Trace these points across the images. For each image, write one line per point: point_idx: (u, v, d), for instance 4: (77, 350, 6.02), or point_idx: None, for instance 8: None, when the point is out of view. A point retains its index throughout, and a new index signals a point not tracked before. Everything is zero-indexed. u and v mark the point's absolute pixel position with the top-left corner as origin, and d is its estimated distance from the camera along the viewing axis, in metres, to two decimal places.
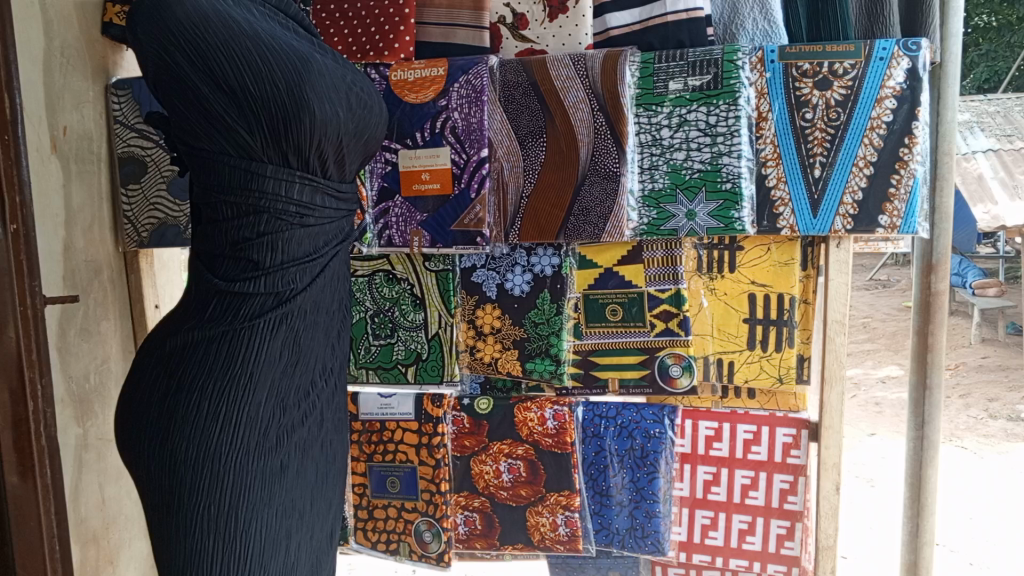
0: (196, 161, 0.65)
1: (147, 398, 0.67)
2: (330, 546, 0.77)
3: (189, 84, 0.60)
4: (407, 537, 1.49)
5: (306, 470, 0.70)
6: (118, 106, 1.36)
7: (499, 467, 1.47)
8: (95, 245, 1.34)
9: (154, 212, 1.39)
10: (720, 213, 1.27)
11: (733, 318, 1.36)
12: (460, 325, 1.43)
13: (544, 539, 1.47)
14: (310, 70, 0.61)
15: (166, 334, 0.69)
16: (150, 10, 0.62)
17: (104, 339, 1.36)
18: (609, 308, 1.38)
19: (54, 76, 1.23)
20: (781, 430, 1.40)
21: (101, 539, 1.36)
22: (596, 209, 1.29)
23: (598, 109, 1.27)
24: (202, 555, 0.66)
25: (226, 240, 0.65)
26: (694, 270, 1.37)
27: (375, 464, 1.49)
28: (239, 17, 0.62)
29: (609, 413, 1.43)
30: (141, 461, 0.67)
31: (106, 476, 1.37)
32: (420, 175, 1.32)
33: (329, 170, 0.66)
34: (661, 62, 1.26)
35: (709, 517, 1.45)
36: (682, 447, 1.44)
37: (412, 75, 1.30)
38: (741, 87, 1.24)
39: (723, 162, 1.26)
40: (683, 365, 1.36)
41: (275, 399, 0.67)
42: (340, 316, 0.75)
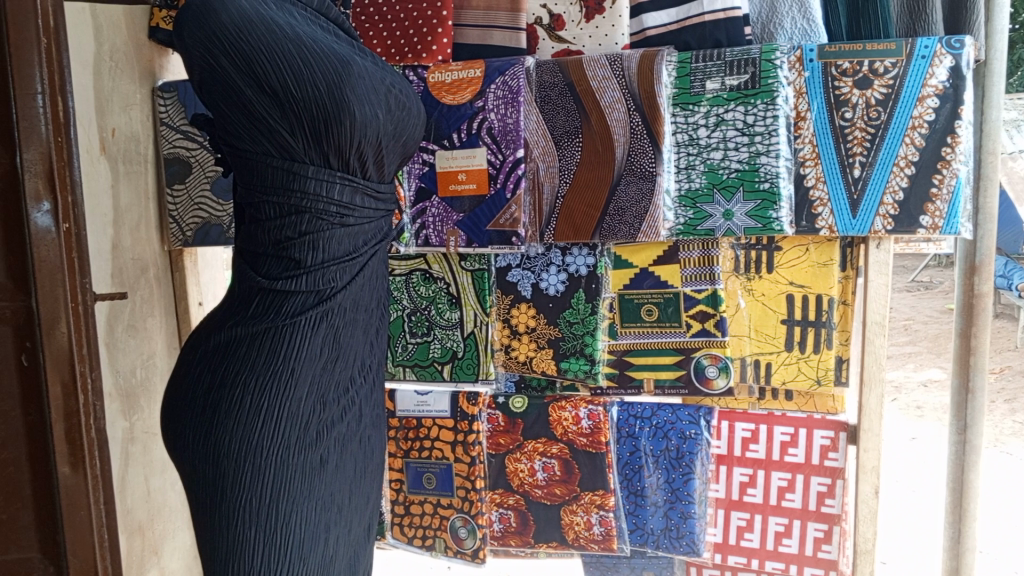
0: (240, 162, 0.66)
1: (192, 392, 0.69)
2: (367, 539, 0.78)
3: (234, 87, 0.62)
4: (443, 533, 1.50)
5: (345, 465, 0.71)
6: (164, 108, 1.39)
7: (533, 465, 1.48)
8: (142, 244, 1.38)
9: (199, 212, 1.41)
10: (758, 213, 1.26)
11: (770, 319, 1.36)
12: (495, 324, 1.44)
13: (578, 538, 1.48)
14: (350, 72, 0.63)
15: (211, 330, 0.71)
16: (194, 12, 0.63)
17: (149, 335, 1.40)
18: (645, 308, 1.38)
19: (103, 80, 1.27)
20: (819, 432, 1.39)
21: (146, 530, 1.40)
22: (632, 209, 1.29)
23: (634, 109, 1.27)
24: (245, 546, 0.67)
25: (268, 239, 0.67)
26: (732, 270, 1.36)
27: (411, 460, 1.51)
28: (282, 20, 0.63)
29: (644, 413, 1.44)
30: (186, 453, 0.69)
31: (151, 468, 1.42)
32: (457, 176, 1.33)
33: (368, 171, 0.67)
34: (698, 62, 1.26)
35: (745, 519, 1.44)
36: (718, 448, 1.44)
37: (449, 76, 1.31)
38: (779, 86, 1.23)
39: (760, 162, 1.25)
40: (720, 365, 1.36)
41: (315, 394, 0.68)
42: (379, 314, 0.76)
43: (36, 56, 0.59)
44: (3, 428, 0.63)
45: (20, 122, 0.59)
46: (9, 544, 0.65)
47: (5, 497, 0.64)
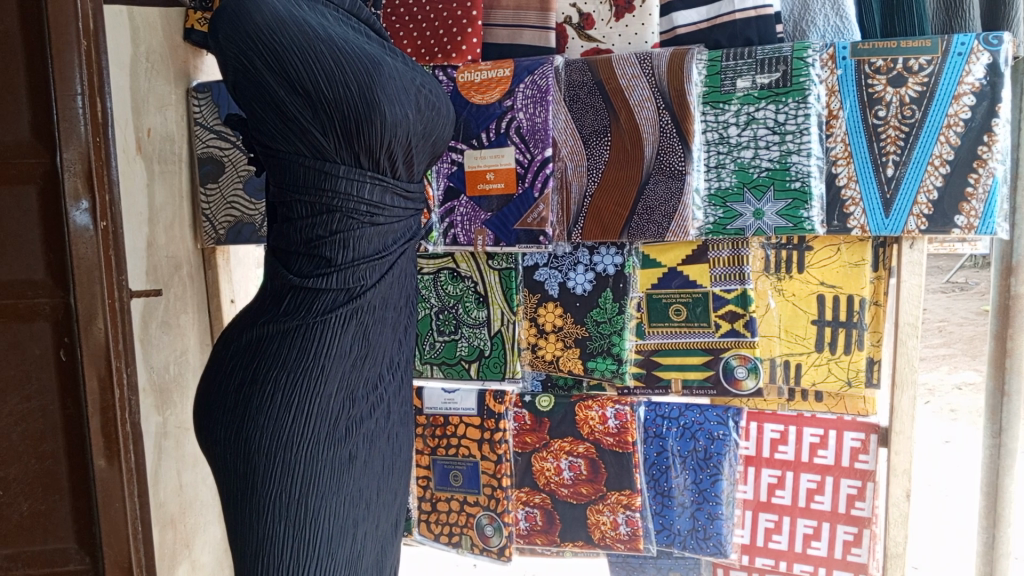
0: (273, 161, 0.67)
1: (225, 388, 0.70)
2: (394, 536, 0.79)
3: (267, 87, 0.63)
4: (469, 530, 1.52)
5: (373, 461, 0.72)
6: (198, 109, 1.42)
7: (559, 464, 1.48)
8: (176, 242, 1.40)
9: (231, 211, 1.44)
10: (788, 213, 1.25)
11: (800, 320, 1.34)
12: (523, 323, 1.44)
13: (604, 537, 1.48)
14: (381, 72, 0.63)
15: (243, 327, 0.72)
16: (229, 14, 0.64)
17: (182, 331, 1.43)
18: (673, 308, 1.37)
19: (139, 80, 1.29)
20: (849, 434, 1.37)
21: (178, 523, 1.42)
22: (660, 209, 1.29)
23: (663, 108, 1.26)
24: (274, 541, 0.68)
25: (300, 238, 0.68)
26: (762, 270, 1.35)
27: (438, 457, 1.52)
28: (314, 21, 0.64)
29: (672, 413, 1.43)
30: (218, 448, 0.70)
31: (184, 462, 1.44)
32: (485, 175, 1.34)
33: (398, 171, 0.68)
34: (728, 60, 1.25)
35: (773, 520, 1.44)
36: (747, 449, 1.43)
37: (478, 76, 1.31)
38: (811, 84, 1.22)
39: (791, 161, 1.25)
40: (750, 366, 1.34)
41: (345, 391, 0.69)
42: (408, 313, 0.77)
43: (75, 58, 0.60)
44: (43, 421, 0.65)
45: (60, 122, 0.60)
46: (47, 535, 0.66)
47: (45, 489, 0.66)
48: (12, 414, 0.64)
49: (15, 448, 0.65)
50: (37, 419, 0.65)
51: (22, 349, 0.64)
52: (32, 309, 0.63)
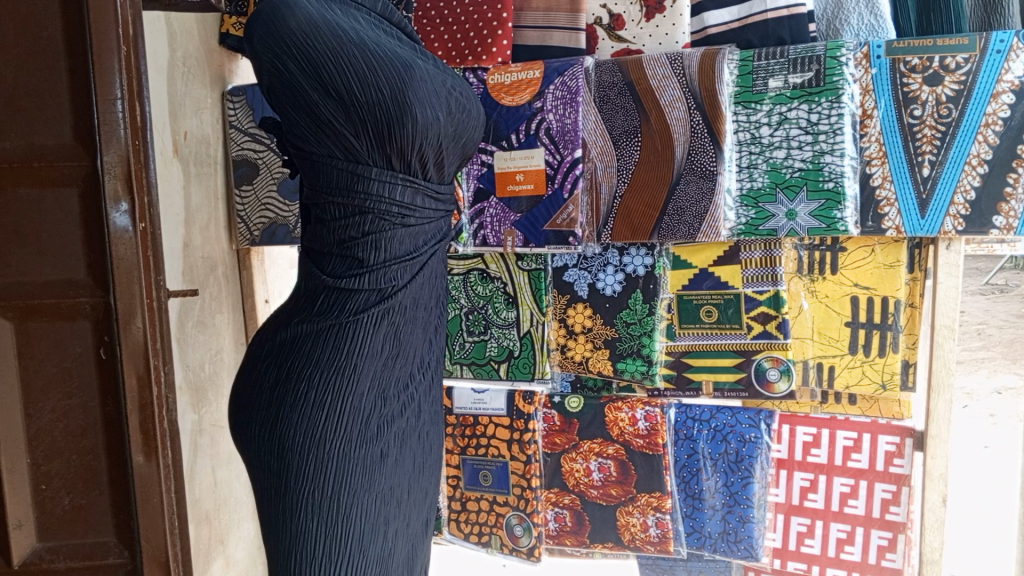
0: (307, 163, 0.68)
1: (259, 386, 0.71)
2: (424, 534, 0.80)
3: (301, 91, 0.64)
4: (498, 530, 1.53)
5: (404, 460, 0.73)
6: (233, 112, 1.45)
7: (589, 465, 1.48)
8: (211, 242, 1.43)
9: (266, 212, 1.46)
10: (822, 213, 1.23)
11: (833, 321, 1.33)
12: (552, 323, 1.43)
13: (634, 539, 1.47)
14: (412, 75, 0.64)
15: (278, 326, 0.73)
16: (265, 19, 0.65)
17: (217, 331, 1.45)
18: (704, 309, 1.36)
19: (176, 84, 1.31)
20: (884, 437, 1.36)
21: (213, 519, 1.45)
22: (691, 209, 1.28)
23: (694, 108, 1.26)
24: (307, 538, 0.69)
25: (334, 239, 0.69)
26: (794, 271, 1.34)
27: (468, 457, 1.53)
28: (347, 25, 0.65)
29: (703, 416, 1.43)
30: (253, 445, 0.72)
31: (218, 460, 1.47)
32: (515, 176, 1.34)
33: (428, 172, 0.68)
34: (760, 60, 1.24)
35: (806, 524, 1.42)
36: (779, 452, 1.42)
37: (508, 77, 1.32)
38: (845, 84, 1.20)
39: (824, 161, 1.23)
40: (782, 368, 1.33)
41: (377, 389, 0.70)
42: (438, 312, 0.78)
43: (116, 63, 0.61)
44: (83, 417, 0.67)
45: (101, 126, 0.62)
46: (87, 528, 0.68)
47: (85, 483, 0.67)
48: (53, 410, 0.66)
49: (57, 444, 0.67)
50: (78, 416, 0.66)
51: (63, 347, 0.66)
52: (74, 308, 0.65)
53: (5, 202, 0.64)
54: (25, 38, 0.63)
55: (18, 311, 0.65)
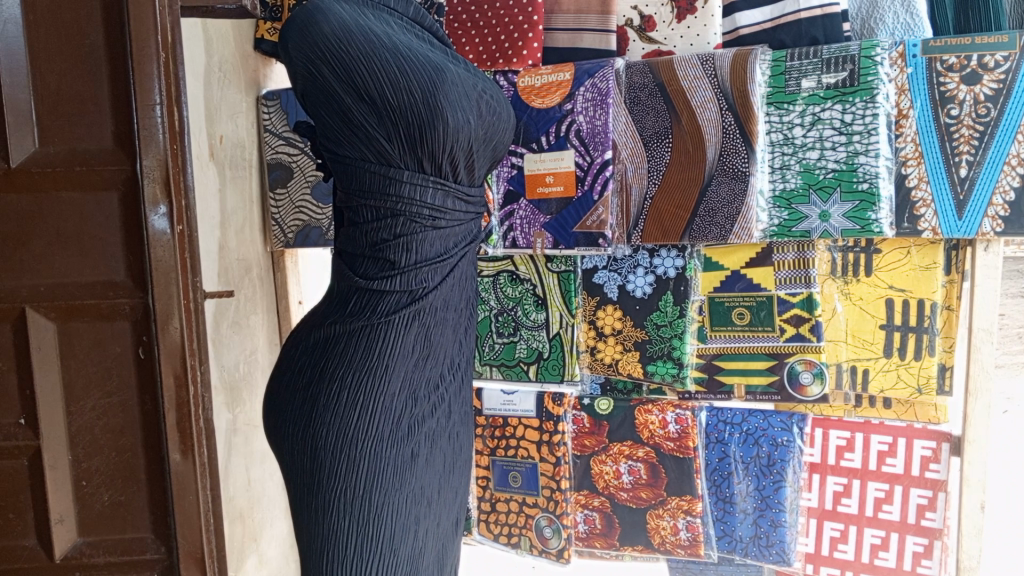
0: (340, 167, 0.69)
1: (293, 386, 0.73)
2: (454, 534, 0.80)
3: (335, 96, 0.64)
4: (528, 531, 1.54)
5: (435, 459, 0.73)
6: (268, 116, 1.48)
7: (619, 467, 1.48)
8: (246, 244, 1.45)
9: (300, 215, 1.49)
10: (856, 214, 1.22)
11: (867, 324, 1.31)
12: (582, 325, 1.43)
13: (664, 542, 1.47)
14: (443, 79, 0.64)
15: (311, 327, 0.74)
16: (299, 26, 0.66)
17: (252, 331, 1.48)
18: (736, 312, 1.35)
19: (213, 89, 1.33)
20: (919, 442, 1.34)
21: (247, 517, 1.46)
22: (723, 210, 1.27)
23: (726, 109, 1.25)
24: (339, 536, 0.70)
25: (366, 241, 0.69)
26: (828, 274, 1.31)
27: (498, 458, 1.54)
28: (379, 30, 0.65)
29: (735, 419, 1.41)
30: (287, 444, 0.73)
31: (251, 458, 1.49)
32: (544, 178, 1.35)
33: (459, 175, 0.69)
34: (793, 60, 1.23)
35: (839, 529, 1.41)
36: (811, 456, 1.41)
37: (539, 80, 1.33)
38: (879, 84, 1.19)
39: (859, 162, 1.22)
40: (815, 372, 1.32)
41: (407, 390, 0.70)
42: (468, 313, 0.78)
43: (155, 69, 0.63)
44: (123, 416, 0.68)
45: (141, 131, 0.63)
46: (126, 524, 0.70)
47: (124, 480, 0.69)
48: (93, 409, 0.68)
49: (97, 441, 0.68)
50: (117, 414, 0.68)
51: (103, 347, 0.67)
52: (113, 309, 0.66)
53: (48, 206, 0.65)
54: (70, 46, 0.64)
55: (59, 311, 0.66)
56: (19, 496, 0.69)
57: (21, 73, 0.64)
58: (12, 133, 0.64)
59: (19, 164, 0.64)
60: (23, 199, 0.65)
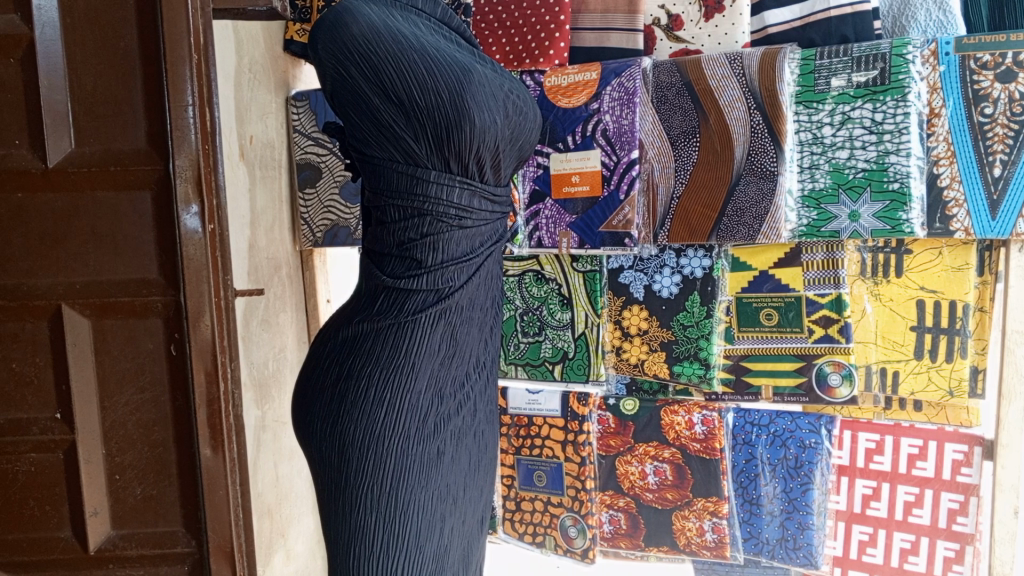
0: (368, 167, 0.70)
1: (321, 383, 0.74)
2: (479, 532, 0.81)
3: (363, 97, 0.65)
4: (553, 531, 1.54)
5: (460, 457, 0.74)
6: (297, 116, 1.49)
7: (644, 468, 1.47)
8: (276, 243, 1.47)
9: (328, 214, 1.51)
10: (887, 214, 1.21)
11: (898, 325, 1.29)
12: (607, 325, 1.43)
13: (689, 544, 1.47)
14: (471, 79, 0.65)
15: (339, 325, 0.75)
16: (329, 27, 0.67)
17: (281, 329, 1.49)
18: (764, 312, 1.34)
19: (243, 89, 1.34)
20: (950, 446, 1.32)
21: (275, 513, 1.48)
22: (752, 210, 1.26)
23: (755, 108, 1.24)
24: (366, 533, 0.71)
25: (393, 240, 0.70)
26: (858, 274, 1.30)
27: (523, 457, 1.54)
28: (408, 31, 0.66)
29: (762, 421, 1.40)
30: (315, 440, 0.74)
31: (280, 455, 1.50)
32: (570, 178, 1.35)
33: (486, 175, 0.69)
34: (822, 59, 1.22)
35: (868, 533, 1.39)
36: (840, 458, 1.39)
37: (565, 80, 1.33)
38: (911, 82, 1.17)
39: (890, 161, 1.20)
40: (843, 373, 1.31)
41: (434, 388, 0.71)
42: (494, 313, 0.78)
43: (187, 71, 0.64)
44: (155, 411, 0.69)
45: (173, 132, 0.64)
46: (158, 518, 0.71)
47: (156, 474, 0.70)
48: (127, 404, 0.69)
49: (130, 435, 0.70)
50: (149, 410, 0.69)
51: (136, 343, 0.68)
52: (146, 306, 0.68)
53: (83, 205, 0.67)
54: (105, 47, 0.66)
55: (94, 308, 0.68)
56: (54, 489, 0.70)
57: (58, 75, 0.65)
58: (49, 133, 0.65)
59: (56, 163, 0.66)
60: (59, 198, 0.67)
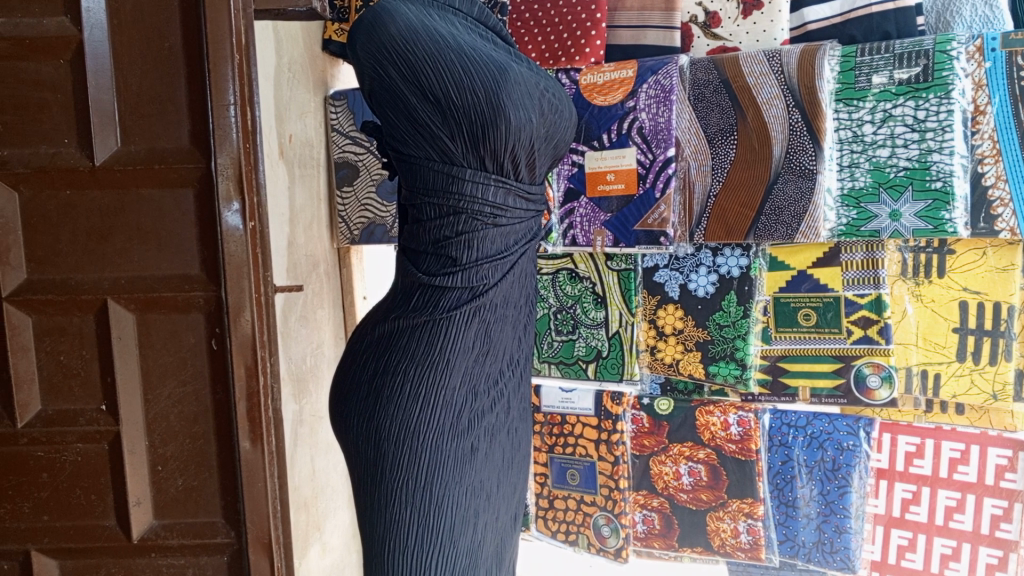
0: (405, 166, 0.71)
1: (358, 378, 0.75)
2: (512, 529, 0.81)
3: (401, 96, 0.66)
4: (586, 530, 1.54)
5: (494, 453, 0.74)
6: (335, 116, 1.52)
7: (679, 469, 1.47)
8: (314, 241, 1.49)
9: (365, 212, 1.54)
10: (929, 214, 1.18)
11: (940, 327, 1.26)
12: (641, 324, 1.42)
13: (723, 545, 1.46)
14: (506, 78, 0.65)
15: (375, 321, 0.76)
16: (367, 27, 0.67)
17: (319, 325, 1.51)
18: (802, 312, 1.32)
19: (283, 89, 1.36)
20: (994, 450, 1.30)
21: (311, 506, 1.50)
22: (790, 209, 1.25)
23: (794, 105, 1.23)
24: (401, 527, 0.72)
25: (429, 238, 0.71)
26: (898, 274, 1.28)
27: (556, 455, 1.55)
28: (445, 31, 0.66)
29: (799, 422, 1.39)
30: (351, 434, 0.75)
31: (316, 449, 1.52)
32: (606, 176, 1.35)
33: (521, 173, 0.69)
34: (863, 56, 1.20)
35: (907, 538, 1.37)
36: (879, 462, 1.37)
37: (601, 78, 1.33)
38: (955, 79, 1.15)
39: (932, 160, 1.18)
40: (883, 375, 1.29)
41: (468, 385, 0.72)
42: (528, 311, 0.79)
43: (229, 70, 0.65)
44: (196, 404, 0.71)
45: (216, 131, 0.66)
46: (198, 509, 0.73)
47: (197, 466, 0.72)
48: (169, 396, 0.71)
49: (173, 428, 0.72)
50: (190, 402, 0.71)
51: (179, 338, 0.70)
52: (189, 301, 0.69)
53: (130, 203, 0.69)
54: (150, 48, 0.67)
55: (138, 303, 0.69)
56: (100, 479, 0.72)
57: (106, 76, 0.67)
58: (96, 132, 0.67)
59: (102, 162, 0.67)
60: (106, 195, 0.69)
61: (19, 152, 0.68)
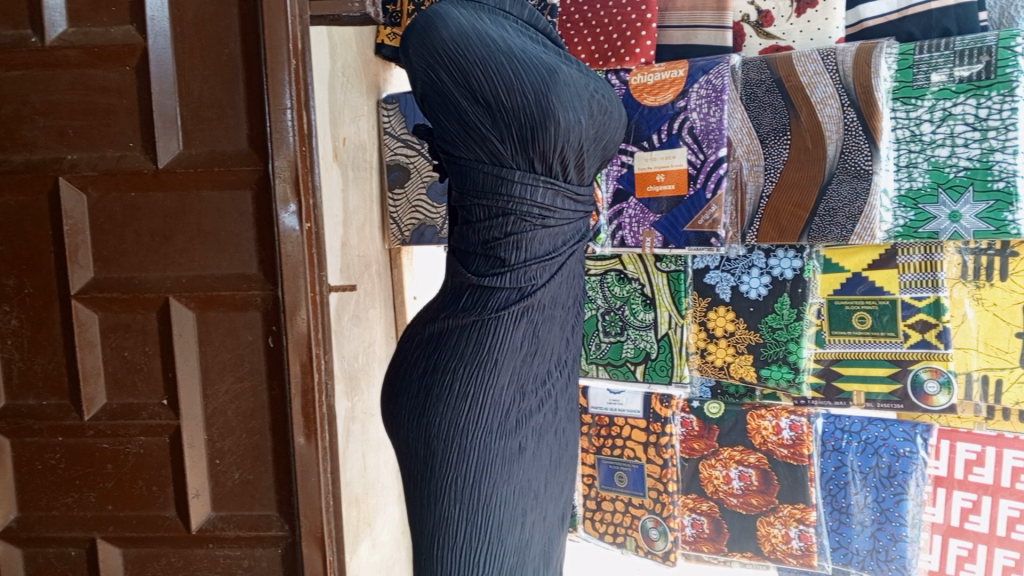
0: (456, 168, 0.72)
1: (408, 376, 0.76)
2: (560, 529, 0.82)
3: (452, 99, 0.67)
4: (634, 532, 1.53)
5: (542, 453, 0.75)
6: (387, 119, 1.55)
7: (729, 473, 1.45)
8: (366, 241, 1.51)
9: (416, 213, 1.56)
10: (990, 215, 1.15)
11: (1002, 331, 1.23)
12: (691, 326, 1.41)
13: (774, 550, 1.44)
14: (556, 80, 0.65)
15: (425, 321, 0.77)
16: (419, 31, 0.68)
17: (371, 324, 1.54)
18: (856, 315, 1.30)
19: (337, 92, 1.39)
20: None
21: (362, 502, 1.52)
22: (844, 209, 1.23)
23: (848, 104, 1.20)
24: (450, 524, 0.73)
25: (478, 238, 0.72)
26: (958, 277, 1.24)
27: (604, 457, 1.54)
28: (495, 34, 0.67)
29: (853, 427, 1.36)
30: (402, 432, 0.76)
31: (368, 446, 1.55)
32: (656, 177, 1.34)
33: (570, 175, 0.70)
34: (922, 53, 1.18)
35: (967, 548, 1.33)
36: (936, 469, 1.32)
37: (651, 78, 1.32)
38: (1019, 76, 1.12)
39: (995, 159, 1.15)
40: (942, 380, 1.25)
41: (515, 385, 0.72)
42: (576, 312, 0.79)
43: (286, 76, 0.67)
44: (252, 400, 0.73)
45: (274, 134, 0.68)
46: (254, 502, 0.75)
47: (253, 460, 0.74)
48: (227, 392, 0.73)
49: (230, 422, 0.74)
50: (247, 398, 0.73)
51: (236, 335, 0.72)
52: (247, 299, 0.71)
53: (190, 204, 0.71)
54: (210, 54, 0.69)
55: (198, 301, 0.72)
56: (161, 470, 0.75)
57: (169, 81, 0.69)
58: (159, 136, 0.70)
59: (165, 164, 0.70)
60: (169, 197, 0.71)
61: (87, 155, 0.71)
